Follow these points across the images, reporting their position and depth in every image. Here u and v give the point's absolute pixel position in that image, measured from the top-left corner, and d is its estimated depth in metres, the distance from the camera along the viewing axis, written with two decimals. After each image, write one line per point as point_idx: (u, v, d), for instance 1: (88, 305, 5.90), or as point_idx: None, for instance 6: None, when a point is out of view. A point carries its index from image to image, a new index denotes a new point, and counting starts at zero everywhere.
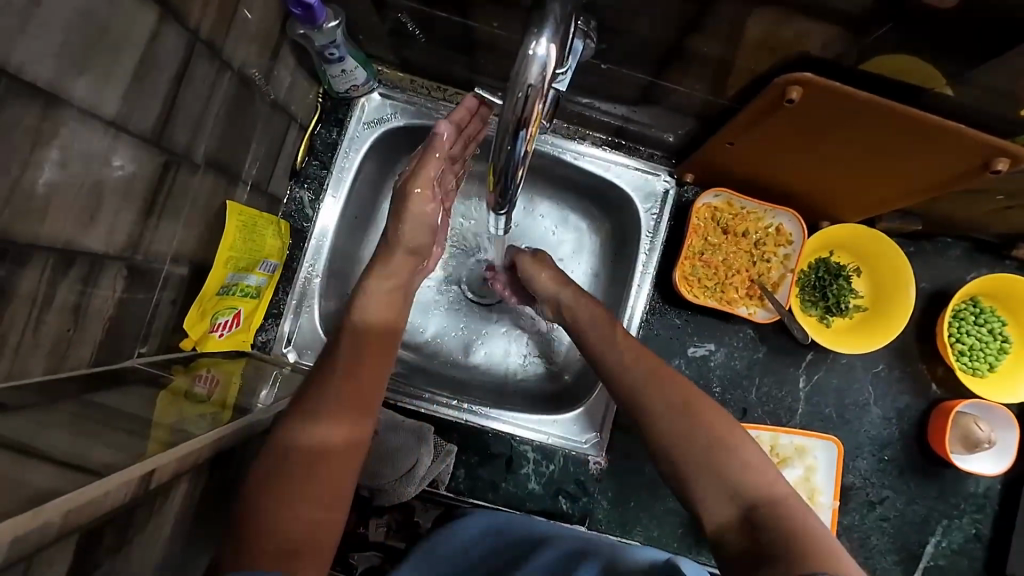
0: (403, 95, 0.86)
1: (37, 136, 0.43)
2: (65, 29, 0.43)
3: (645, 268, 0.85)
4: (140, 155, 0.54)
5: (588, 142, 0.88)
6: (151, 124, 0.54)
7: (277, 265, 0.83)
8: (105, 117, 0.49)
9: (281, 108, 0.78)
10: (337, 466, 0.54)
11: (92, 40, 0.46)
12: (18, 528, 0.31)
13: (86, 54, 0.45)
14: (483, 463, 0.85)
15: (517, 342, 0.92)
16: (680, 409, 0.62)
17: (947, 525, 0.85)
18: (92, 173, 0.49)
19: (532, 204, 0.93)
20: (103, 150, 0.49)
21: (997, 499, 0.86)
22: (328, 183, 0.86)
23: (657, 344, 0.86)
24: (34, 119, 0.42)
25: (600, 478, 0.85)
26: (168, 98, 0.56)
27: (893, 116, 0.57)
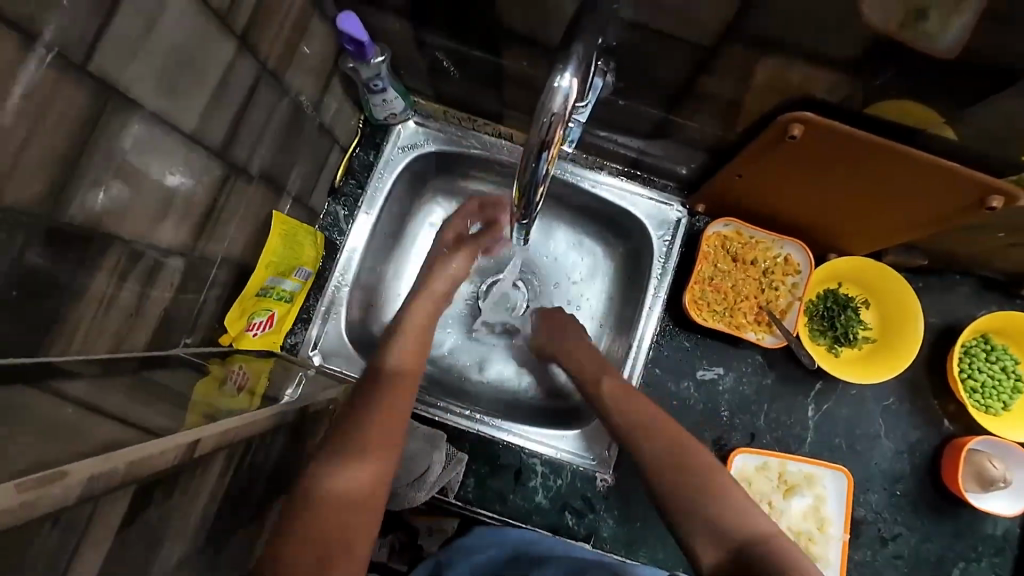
0: (436, 124, 0.94)
1: (130, 143, 0.51)
2: (164, 56, 0.51)
3: (657, 292, 0.89)
4: (208, 165, 0.61)
5: (605, 171, 0.94)
6: (219, 138, 0.62)
7: (311, 273, 0.89)
8: (185, 131, 0.56)
9: (326, 131, 0.86)
10: (366, 502, 0.59)
11: (183, 66, 0.54)
12: (95, 468, 0.36)
13: (177, 77, 0.53)
14: (493, 474, 0.87)
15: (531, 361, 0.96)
16: (678, 453, 0.66)
17: (964, 568, 0.83)
18: (167, 177, 0.56)
19: (549, 229, 0.99)
20: (179, 158, 0.57)
21: (1016, 543, 0.84)
22: (363, 200, 0.93)
23: (666, 365, 0.89)
24: (130, 128, 0.50)
25: (607, 496, 0.86)
26: (236, 117, 0.64)
27: (889, 153, 0.62)
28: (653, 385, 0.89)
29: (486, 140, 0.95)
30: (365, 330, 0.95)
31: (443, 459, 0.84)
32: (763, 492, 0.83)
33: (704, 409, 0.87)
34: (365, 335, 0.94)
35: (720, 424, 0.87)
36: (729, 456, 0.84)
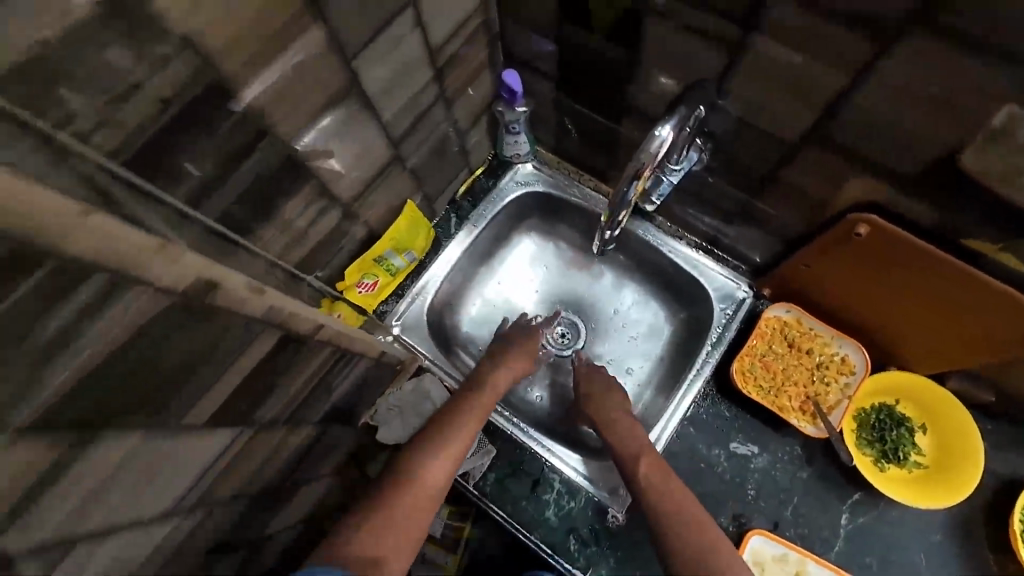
0: (549, 171, 1.13)
1: (348, 116, 0.72)
2: (389, 68, 0.73)
3: (708, 357, 0.95)
4: (383, 148, 0.82)
5: (684, 242, 1.04)
6: (397, 132, 0.83)
7: (415, 259, 1.06)
8: (381, 120, 0.78)
9: (464, 154, 1.08)
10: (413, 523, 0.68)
11: (396, 77, 0.76)
12: None
13: (390, 84, 0.76)
14: (513, 476, 0.93)
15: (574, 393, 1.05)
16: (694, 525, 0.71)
17: None
18: (358, 148, 0.77)
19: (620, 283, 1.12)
20: (370, 137, 0.78)
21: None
22: (473, 215, 1.12)
23: (702, 427, 0.92)
24: (353, 107, 0.71)
25: (615, 534, 0.88)
26: (412, 122, 0.85)
27: (950, 266, 0.68)
28: (684, 442, 0.91)
29: (586, 193, 1.11)
30: (440, 319, 1.09)
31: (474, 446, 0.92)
32: None
33: (730, 481, 0.88)
34: (439, 322, 1.09)
35: (744, 502, 0.87)
36: (745, 535, 0.83)
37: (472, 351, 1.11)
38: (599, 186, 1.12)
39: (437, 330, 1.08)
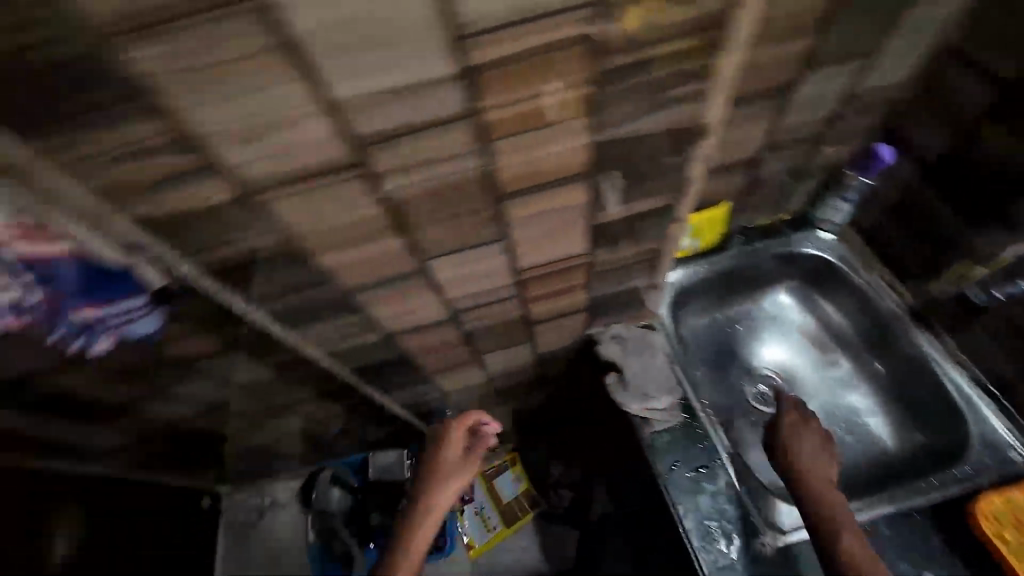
0: (845, 246, 1.23)
1: (774, 108, 0.89)
2: (824, 89, 0.89)
3: (946, 485, 0.98)
4: (761, 145, 0.99)
5: (964, 374, 1.07)
6: (778, 140, 0.99)
7: (693, 247, 1.21)
8: (781, 123, 0.94)
9: (786, 192, 1.20)
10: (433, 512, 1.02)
11: (819, 99, 0.92)
12: (699, 173, 0.70)
13: (813, 101, 0.92)
14: (688, 447, 1.00)
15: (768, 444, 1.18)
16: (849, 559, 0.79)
17: None
18: (755, 135, 0.94)
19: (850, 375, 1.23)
20: (766, 133, 0.95)
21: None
22: (757, 246, 1.25)
23: (910, 535, 0.98)
24: (783, 102, 0.88)
25: (756, 557, 0.91)
26: (791, 138, 1.01)
27: None
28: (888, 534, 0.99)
29: (880, 284, 1.18)
30: (680, 306, 1.25)
31: (665, 407, 1.04)
32: None
33: None
34: (678, 306, 1.24)
35: None
36: None
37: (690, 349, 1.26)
38: (890, 281, 1.19)
39: (674, 310, 1.23)
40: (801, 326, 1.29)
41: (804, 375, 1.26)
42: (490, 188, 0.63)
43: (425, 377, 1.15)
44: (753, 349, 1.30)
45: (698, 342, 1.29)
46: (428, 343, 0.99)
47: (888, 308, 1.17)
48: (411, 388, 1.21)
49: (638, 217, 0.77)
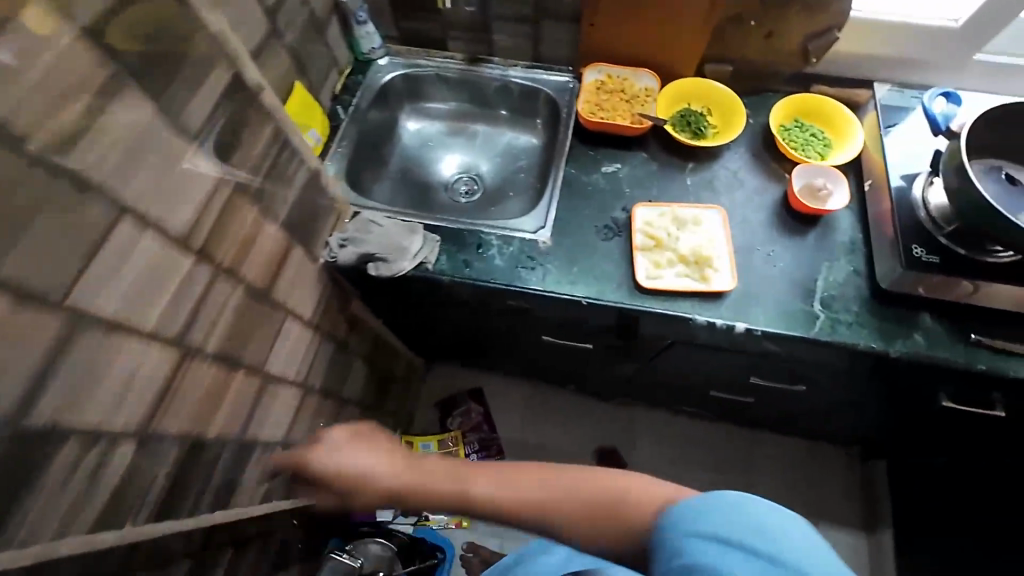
0: (402, 57, 1.41)
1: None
2: None
3: (566, 136, 1.25)
4: (259, 18, 1.00)
5: (518, 67, 1.37)
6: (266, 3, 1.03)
7: (320, 140, 1.24)
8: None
9: (330, 49, 1.28)
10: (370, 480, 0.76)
11: None
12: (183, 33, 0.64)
13: None
14: (460, 249, 1.12)
15: (497, 208, 1.40)
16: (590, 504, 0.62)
17: (829, 265, 1.07)
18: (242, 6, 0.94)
19: (484, 135, 1.48)
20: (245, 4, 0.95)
21: (864, 244, 1.08)
22: (358, 101, 1.34)
23: (580, 165, 1.21)
24: None
25: (548, 252, 1.11)
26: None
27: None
28: (579, 165, 1.21)
29: (436, 63, 1.40)
30: (354, 180, 1.31)
31: (421, 239, 1.11)
32: (661, 228, 1.10)
33: (611, 189, 1.18)
34: (354, 183, 1.30)
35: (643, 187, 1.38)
36: (632, 211, 1.13)
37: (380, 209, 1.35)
38: (443, 53, 1.41)
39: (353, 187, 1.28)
40: (434, 130, 1.48)
41: (469, 159, 1.48)
42: (9, 151, 0.49)
43: (240, 444, 0.93)
44: (424, 175, 1.46)
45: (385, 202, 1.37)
46: (193, 413, 0.79)
47: (455, 72, 1.40)
48: (245, 483, 0.97)
49: (206, 116, 0.70)
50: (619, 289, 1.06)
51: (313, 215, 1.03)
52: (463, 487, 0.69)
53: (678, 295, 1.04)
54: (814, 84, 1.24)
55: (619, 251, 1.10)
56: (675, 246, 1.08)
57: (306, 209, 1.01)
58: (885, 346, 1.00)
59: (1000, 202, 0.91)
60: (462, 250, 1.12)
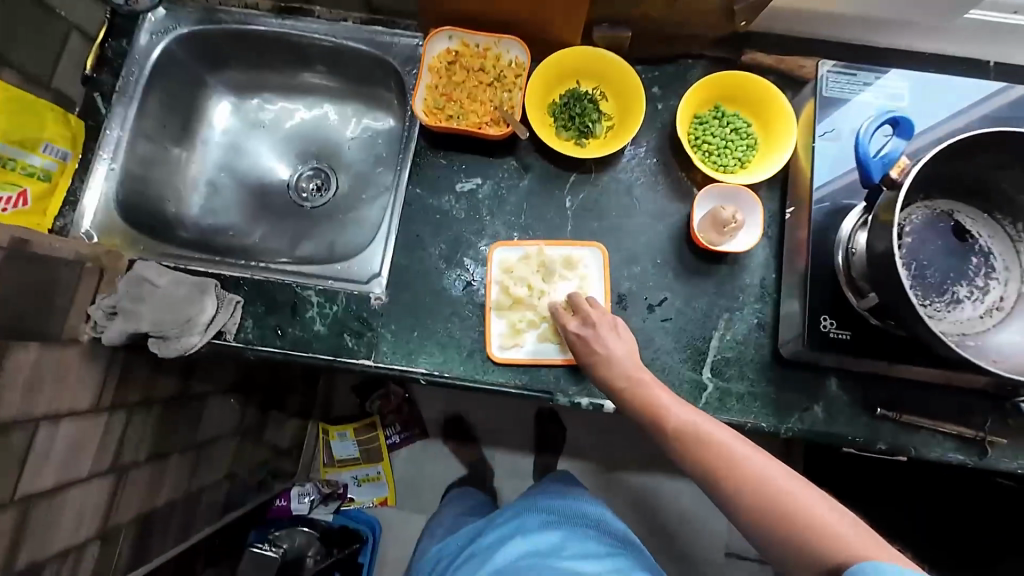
0: (187, 8, 1.01)
1: None
2: None
3: (411, 135, 0.93)
4: None
5: (348, 22, 1.01)
6: None
7: (70, 154, 0.92)
8: None
9: (56, 10, 0.88)
10: (705, 454, 0.66)
11: None
12: None
13: None
14: (270, 311, 0.87)
15: (350, 215, 1.11)
16: (787, 525, 0.58)
17: (728, 318, 0.86)
18: None
19: (330, 112, 1.13)
20: None
21: (775, 288, 0.87)
22: (124, 84, 0.97)
23: (426, 183, 0.91)
24: None
25: (383, 312, 0.87)
26: None
27: None
28: (425, 181, 0.91)
29: (236, 16, 1.01)
30: (143, 199, 0.98)
31: (215, 303, 0.86)
32: (521, 276, 0.86)
33: (466, 217, 0.90)
34: (142, 202, 0.97)
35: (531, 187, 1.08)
36: (490, 252, 0.87)
37: (191, 231, 1.03)
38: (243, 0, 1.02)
39: (138, 210, 0.96)
40: (259, 111, 1.13)
41: (313, 147, 1.15)
42: None
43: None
44: (255, 171, 1.12)
45: (198, 217, 1.05)
46: None
47: (266, 28, 1.02)
48: None
49: None
50: (469, 358, 0.85)
51: (42, 293, 0.77)
52: (662, 410, 0.71)
53: (534, 366, 0.85)
54: (745, 50, 0.91)
55: (471, 308, 0.87)
56: (540, 302, 0.86)
57: (22, 292, 0.75)
58: (779, 423, 0.83)
59: (939, 265, 0.69)
60: (273, 312, 0.87)
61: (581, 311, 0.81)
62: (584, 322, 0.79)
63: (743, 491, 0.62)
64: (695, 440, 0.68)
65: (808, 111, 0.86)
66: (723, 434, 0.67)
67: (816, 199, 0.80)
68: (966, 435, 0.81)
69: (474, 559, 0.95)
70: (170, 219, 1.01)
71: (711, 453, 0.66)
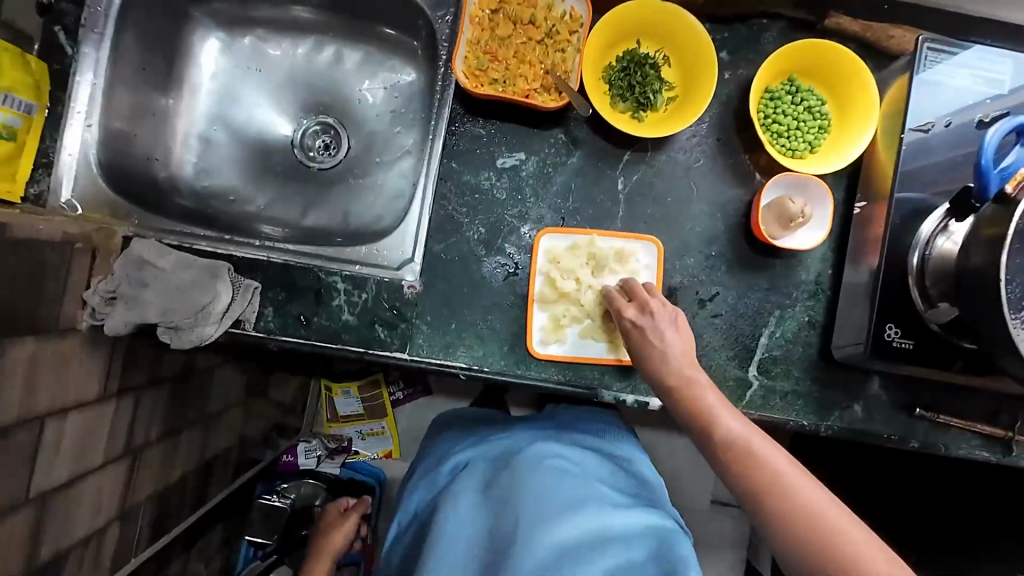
0: None
1: None
2: None
3: (444, 98, 0.80)
4: None
5: None
6: None
7: (36, 108, 0.77)
8: None
9: None
10: (746, 467, 0.62)
11: None
12: None
13: None
14: (292, 299, 0.80)
15: (365, 177, 0.96)
16: (820, 554, 0.56)
17: (780, 315, 0.83)
18: None
19: (339, 57, 0.98)
20: None
21: (830, 285, 0.83)
22: (92, 16, 0.80)
23: (462, 157, 0.81)
24: None
25: (418, 302, 0.80)
26: None
27: None
28: (461, 155, 0.81)
29: None
30: (129, 160, 0.85)
31: (230, 289, 0.77)
32: (571, 270, 0.79)
33: (507, 198, 0.81)
34: (129, 165, 0.85)
35: None
36: (536, 240, 0.80)
37: (189, 197, 0.90)
38: None
39: (125, 175, 0.84)
40: (257, 51, 0.96)
41: (321, 96, 0.99)
42: None
43: (33, 571, 0.77)
44: (254, 126, 0.96)
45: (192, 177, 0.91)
46: None
47: None
48: None
49: None
50: (510, 353, 0.81)
51: (34, 282, 0.69)
52: (708, 415, 0.66)
53: (582, 364, 0.81)
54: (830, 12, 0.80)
55: (512, 299, 0.81)
56: (586, 296, 0.80)
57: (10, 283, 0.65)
58: (819, 420, 0.83)
59: None
60: (295, 299, 0.80)
61: (641, 300, 0.73)
62: (645, 314, 0.72)
63: (780, 510, 0.59)
64: (738, 451, 0.63)
65: (895, 93, 0.78)
66: (771, 449, 0.63)
67: (897, 194, 0.74)
68: (998, 435, 0.83)
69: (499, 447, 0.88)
70: (163, 185, 0.88)
71: (753, 467, 0.62)
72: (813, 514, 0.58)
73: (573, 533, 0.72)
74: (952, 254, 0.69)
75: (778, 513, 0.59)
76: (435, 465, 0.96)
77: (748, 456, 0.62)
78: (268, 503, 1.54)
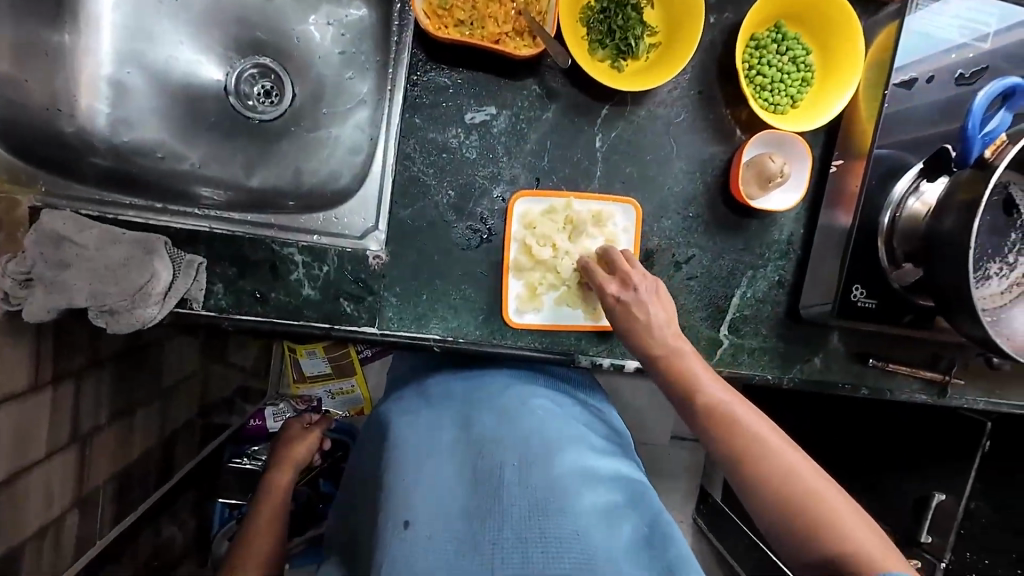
0: None
1: None
2: None
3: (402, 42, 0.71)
4: None
5: None
6: None
7: None
8: None
9: None
10: (729, 430, 0.62)
11: None
12: None
13: None
14: (244, 274, 0.72)
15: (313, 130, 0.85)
16: (798, 514, 0.57)
17: (752, 276, 0.83)
18: None
19: None
20: None
21: (801, 245, 0.83)
22: None
23: (426, 112, 0.73)
24: None
25: (384, 273, 0.75)
26: None
27: None
28: (425, 109, 0.73)
29: None
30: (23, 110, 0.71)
31: (170, 266, 0.69)
32: (547, 236, 0.75)
33: (477, 158, 0.75)
34: (25, 116, 0.71)
35: None
36: (511, 203, 0.75)
37: (106, 154, 0.76)
38: None
39: (19, 128, 0.70)
40: None
41: (256, 33, 0.86)
42: None
43: None
44: (178, 66, 0.83)
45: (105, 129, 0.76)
46: None
47: None
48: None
49: None
50: (485, 323, 0.78)
51: None
52: (695, 380, 0.66)
53: (558, 331, 0.79)
54: None
55: (485, 268, 0.77)
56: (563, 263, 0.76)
57: None
58: (781, 373, 0.87)
59: (980, 241, 0.68)
60: (246, 274, 0.73)
61: (623, 274, 0.70)
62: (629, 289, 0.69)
63: (761, 471, 0.59)
64: (721, 416, 0.63)
65: (879, 47, 0.75)
66: (752, 414, 0.63)
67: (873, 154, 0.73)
68: (937, 380, 0.89)
69: (479, 384, 0.81)
70: (72, 142, 0.74)
71: (737, 430, 0.62)
72: (795, 474, 0.58)
73: (565, 469, 0.69)
74: (922, 214, 0.72)
75: (756, 476, 0.59)
76: (395, 405, 0.85)
77: (730, 421, 0.63)
78: (240, 467, 1.38)
